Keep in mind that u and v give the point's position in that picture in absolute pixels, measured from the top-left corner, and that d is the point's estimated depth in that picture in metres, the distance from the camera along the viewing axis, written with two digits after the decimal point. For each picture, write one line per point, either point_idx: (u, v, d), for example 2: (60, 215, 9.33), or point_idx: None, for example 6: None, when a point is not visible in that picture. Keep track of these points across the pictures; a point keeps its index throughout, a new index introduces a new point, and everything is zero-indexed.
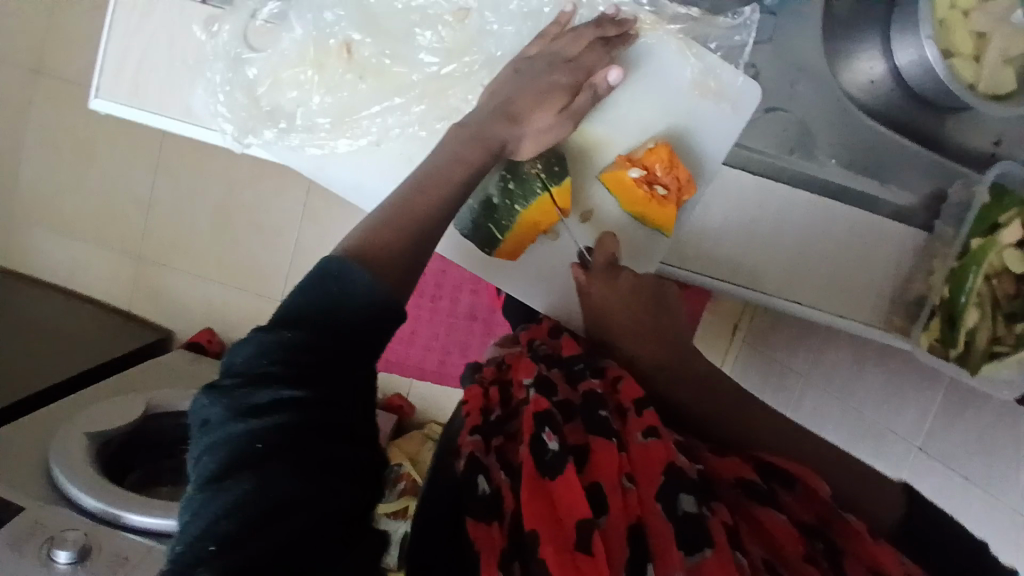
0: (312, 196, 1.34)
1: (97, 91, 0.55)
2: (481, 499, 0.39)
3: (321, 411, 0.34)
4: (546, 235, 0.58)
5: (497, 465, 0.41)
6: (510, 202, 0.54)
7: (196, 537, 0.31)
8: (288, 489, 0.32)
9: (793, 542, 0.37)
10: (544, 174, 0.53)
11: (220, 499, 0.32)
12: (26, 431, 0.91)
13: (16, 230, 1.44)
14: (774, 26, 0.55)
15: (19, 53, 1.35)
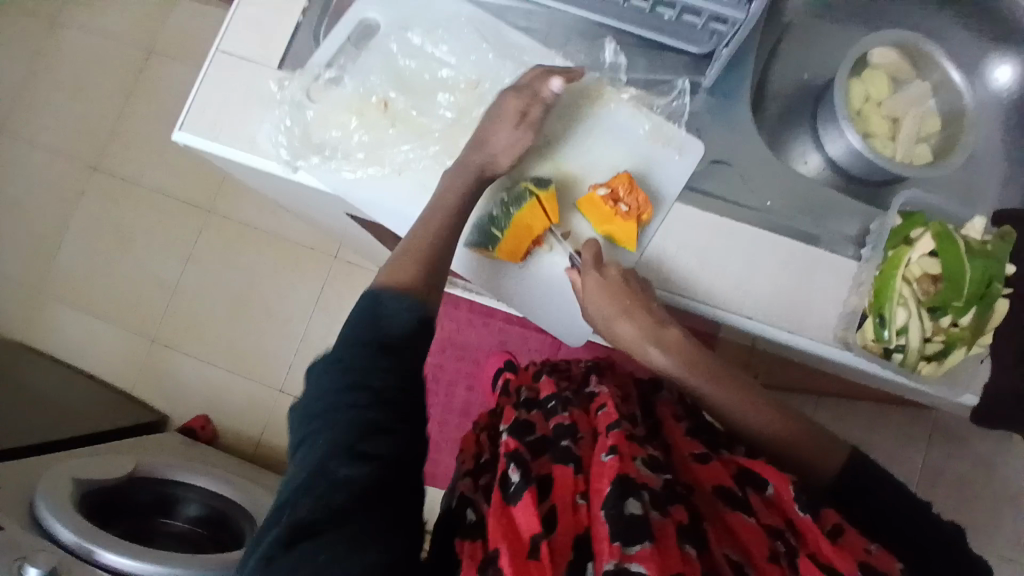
0: (327, 288, 1.48)
1: (182, 125, 0.68)
2: (469, 525, 0.52)
3: (380, 418, 0.47)
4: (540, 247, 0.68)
5: (481, 500, 0.54)
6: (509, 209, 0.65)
7: (288, 508, 0.44)
8: (356, 477, 0.44)
9: (755, 543, 0.50)
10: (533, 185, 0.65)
11: (308, 482, 0.44)
12: (15, 467, 0.89)
13: (41, 308, 1.55)
14: (712, 102, 0.69)
15: (82, 153, 1.58)
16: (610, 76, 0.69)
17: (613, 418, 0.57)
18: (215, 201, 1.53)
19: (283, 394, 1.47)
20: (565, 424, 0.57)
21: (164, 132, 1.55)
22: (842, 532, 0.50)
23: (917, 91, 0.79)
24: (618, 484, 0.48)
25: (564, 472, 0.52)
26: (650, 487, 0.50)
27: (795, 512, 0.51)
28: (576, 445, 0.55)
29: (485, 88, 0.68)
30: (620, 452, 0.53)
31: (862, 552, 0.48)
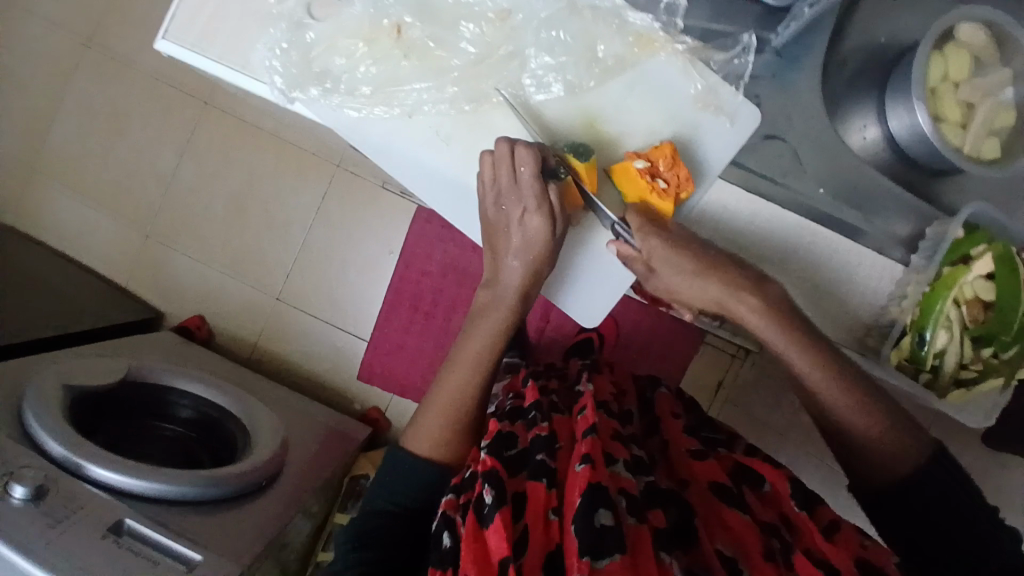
0: (331, 198, 1.42)
1: (164, 34, 0.59)
2: (445, 550, 0.52)
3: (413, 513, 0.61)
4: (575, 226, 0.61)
5: (460, 522, 0.54)
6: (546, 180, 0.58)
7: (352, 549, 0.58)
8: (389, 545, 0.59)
9: (749, 535, 0.49)
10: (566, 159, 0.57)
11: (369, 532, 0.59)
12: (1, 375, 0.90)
13: (33, 189, 1.50)
14: (778, 65, 0.61)
15: (70, 23, 1.44)
16: (665, 20, 0.58)
17: (589, 422, 0.55)
18: (213, 92, 1.42)
19: (280, 302, 1.46)
20: (543, 437, 0.57)
21: (156, 5, 1.40)
22: (839, 528, 0.50)
23: (1000, 76, 0.68)
24: (589, 493, 0.47)
25: (536, 488, 0.52)
26: (627, 493, 0.49)
27: (792, 508, 0.52)
28: (551, 458, 0.55)
29: (518, 22, 0.58)
30: (594, 460, 0.50)
31: (858, 550, 0.49)
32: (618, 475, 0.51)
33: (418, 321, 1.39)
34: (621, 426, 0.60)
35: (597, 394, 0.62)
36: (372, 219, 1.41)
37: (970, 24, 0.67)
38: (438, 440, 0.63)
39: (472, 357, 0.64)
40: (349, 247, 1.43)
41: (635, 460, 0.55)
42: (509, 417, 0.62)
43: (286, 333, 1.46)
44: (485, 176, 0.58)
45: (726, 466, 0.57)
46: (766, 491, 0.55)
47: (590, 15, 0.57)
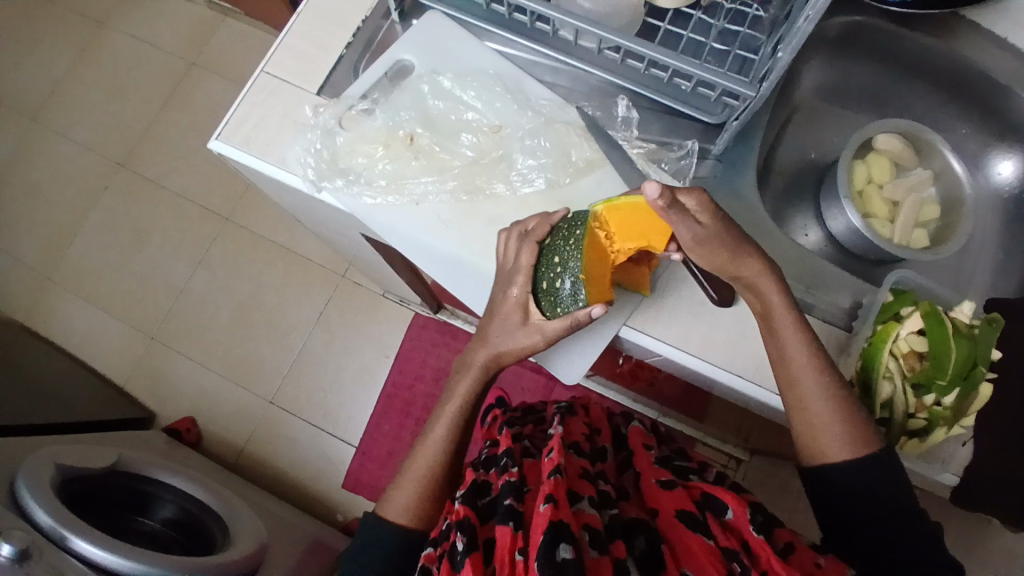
0: (332, 306, 1.52)
1: (218, 135, 0.72)
2: None
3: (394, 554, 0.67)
4: None
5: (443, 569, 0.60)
6: (561, 288, 0.63)
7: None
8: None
9: (706, 557, 0.57)
10: (561, 265, 0.62)
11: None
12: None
13: (46, 292, 1.58)
14: (719, 169, 0.74)
15: (111, 149, 1.64)
16: (622, 131, 0.73)
17: (554, 464, 0.62)
18: (234, 210, 1.58)
19: (273, 405, 1.49)
20: (512, 482, 0.62)
21: (195, 138, 1.62)
22: (794, 549, 0.60)
23: (918, 177, 0.83)
24: (550, 531, 0.53)
25: (504, 532, 0.56)
26: (589, 528, 0.56)
27: (751, 533, 0.60)
28: (518, 501, 0.59)
29: (506, 134, 0.73)
30: (556, 500, 0.56)
31: (810, 565, 0.58)
32: (582, 513, 0.58)
33: (411, 423, 1.43)
34: (587, 464, 0.69)
35: (568, 437, 0.73)
36: (369, 325, 1.50)
37: (888, 134, 0.81)
38: (410, 508, 0.67)
39: (448, 413, 0.70)
40: (345, 350, 1.50)
41: (598, 496, 0.63)
42: (484, 466, 0.69)
43: (274, 438, 1.47)
44: (502, 255, 0.67)
45: (694, 496, 0.64)
46: (727, 518, 0.62)
47: (564, 127, 0.72)
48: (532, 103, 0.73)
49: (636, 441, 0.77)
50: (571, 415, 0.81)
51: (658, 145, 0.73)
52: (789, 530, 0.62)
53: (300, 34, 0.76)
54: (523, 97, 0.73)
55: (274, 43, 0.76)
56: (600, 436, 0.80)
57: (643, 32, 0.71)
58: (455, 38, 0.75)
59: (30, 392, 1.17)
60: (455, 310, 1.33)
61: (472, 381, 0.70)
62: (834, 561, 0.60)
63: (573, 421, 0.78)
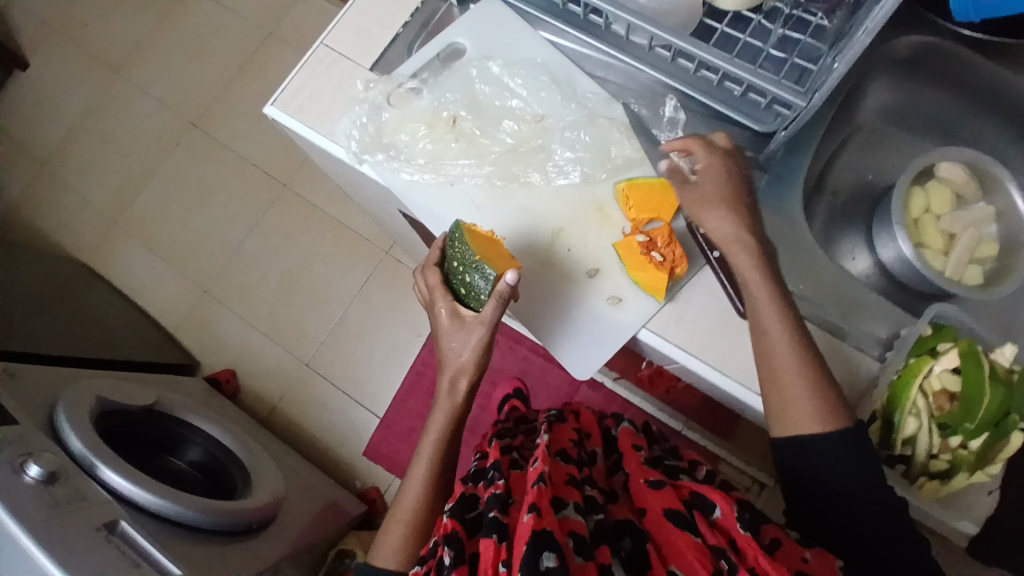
0: (373, 281, 1.57)
1: (274, 101, 0.76)
2: None
3: None
4: (610, 300, 0.68)
5: None
6: (472, 283, 0.66)
7: None
8: None
9: (693, 556, 0.58)
10: (459, 264, 0.67)
11: None
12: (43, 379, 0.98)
13: (113, 239, 1.67)
14: (766, 179, 0.71)
15: (186, 108, 1.72)
16: (667, 131, 0.71)
17: (539, 472, 0.63)
18: (293, 178, 1.65)
19: (308, 369, 1.55)
20: (498, 495, 0.63)
21: (265, 105, 1.69)
22: (779, 544, 0.60)
23: (982, 212, 0.78)
24: (532, 542, 0.54)
25: (487, 546, 0.58)
26: (574, 535, 0.58)
27: (739, 531, 0.60)
28: (502, 513, 0.61)
29: (548, 124, 0.73)
30: (539, 508, 0.58)
31: (797, 561, 0.58)
32: (567, 520, 0.60)
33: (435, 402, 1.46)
34: (575, 468, 0.71)
35: (555, 444, 0.74)
36: (406, 302, 1.54)
37: (951, 164, 0.77)
38: (403, 544, 0.70)
39: (431, 448, 0.73)
40: (380, 324, 1.54)
41: (585, 501, 0.65)
42: (473, 479, 0.72)
43: (305, 400, 1.53)
44: (426, 294, 0.74)
45: (682, 495, 0.66)
46: (716, 517, 0.63)
47: (607, 122, 0.71)
48: (577, 96, 0.73)
49: (626, 443, 0.80)
50: (561, 420, 0.85)
51: (705, 147, 0.70)
52: (777, 526, 0.62)
53: (362, 11, 0.78)
54: (569, 89, 0.73)
55: (335, 19, 0.79)
56: (590, 439, 0.84)
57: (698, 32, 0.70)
58: (509, 26, 0.76)
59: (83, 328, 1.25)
60: None
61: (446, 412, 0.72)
62: (821, 554, 0.59)
63: (561, 428, 0.80)
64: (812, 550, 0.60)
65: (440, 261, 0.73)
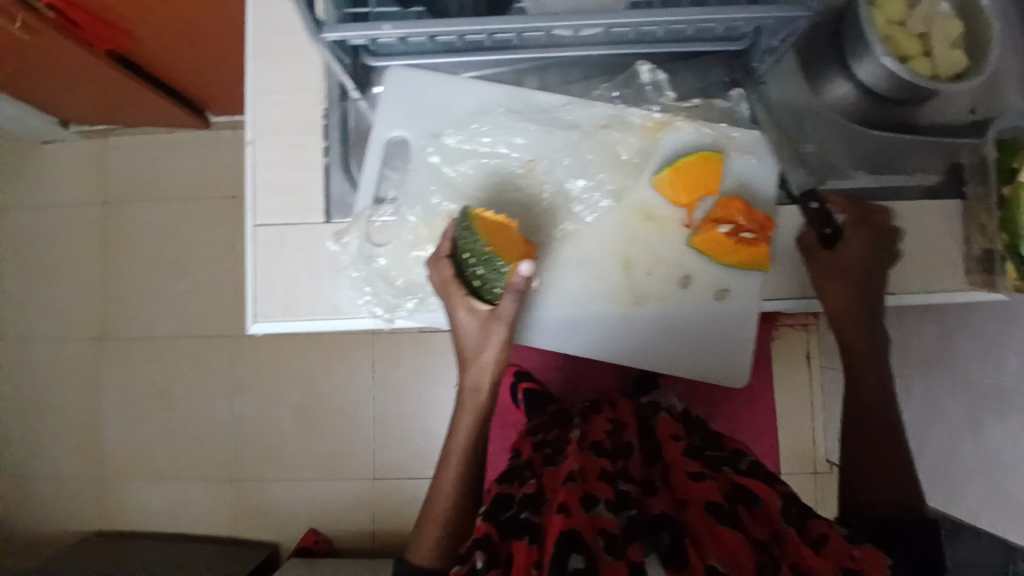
0: (381, 367, 1.47)
1: (254, 317, 0.64)
2: None
3: None
4: (717, 299, 0.63)
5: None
6: (488, 279, 0.58)
7: None
8: None
9: (745, 552, 0.51)
10: (473, 258, 0.57)
11: None
12: None
13: (108, 492, 1.51)
14: (766, 91, 0.67)
15: (83, 328, 1.53)
16: (658, 99, 0.65)
17: (572, 472, 0.59)
18: (237, 323, 1.50)
19: (379, 480, 1.46)
20: (530, 497, 0.61)
21: (157, 275, 1.52)
22: (827, 540, 0.54)
23: None
24: (562, 540, 0.49)
25: (520, 548, 0.54)
26: (606, 533, 0.51)
27: (782, 525, 0.55)
28: (537, 516, 0.57)
29: (540, 165, 0.64)
30: (569, 508, 0.53)
31: (846, 558, 0.52)
32: (598, 517, 0.53)
33: None
34: (613, 462, 0.64)
35: (587, 439, 0.68)
36: (425, 366, 1.46)
37: None
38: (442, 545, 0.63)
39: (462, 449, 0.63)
40: (416, 400, 1.46)
41: (621, 496, 0.58)
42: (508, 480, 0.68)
43: (397, 509, 1.45)
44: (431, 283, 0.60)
45: (724, 486, 0.60)
46: (761, 509, 0.58)
47: (605, 125, 0.63)
48: (552, 118, 0.64)
49: (665, 432, 0.72)
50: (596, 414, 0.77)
51: (704, 95, 0.65)
52: (824, 519, 0.56)
53: (268, 165, 0.65)
54: (540, 117, 0.64)
55: (247, 187, 0.65)
56: (626, 429, 0.73)
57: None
58: (432, 88, 0.65)
59: None
60: None
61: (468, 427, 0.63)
62: (870, 553, 0.53)
63: (594, 421, 0.74)
64: (861, 548, 0.54)
65: (452, 248, 0.59)
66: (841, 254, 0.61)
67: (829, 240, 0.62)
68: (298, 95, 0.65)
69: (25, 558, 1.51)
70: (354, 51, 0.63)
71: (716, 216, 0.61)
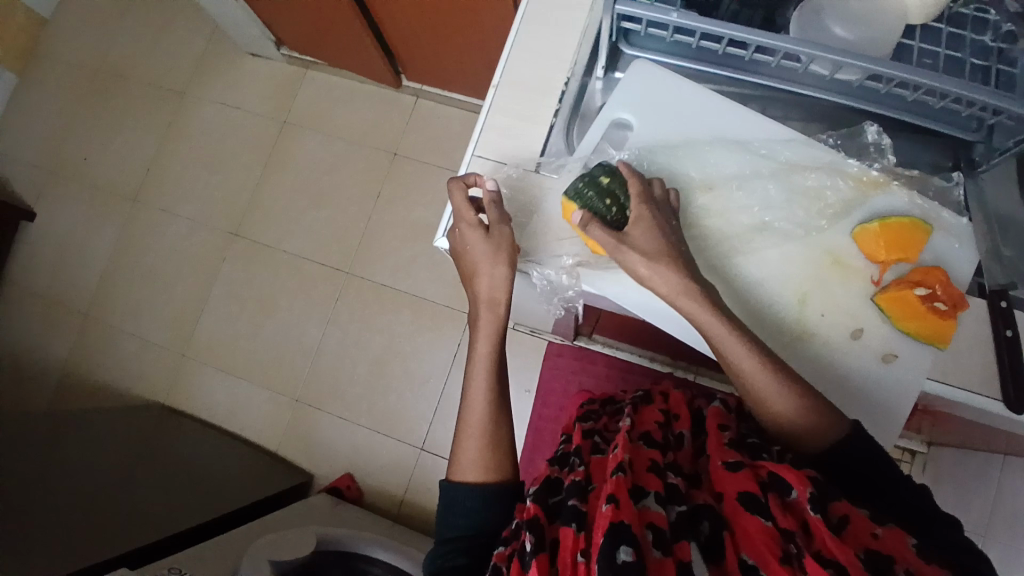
0: (465, 346, 1.50)
1: (444, 234, 0.71)
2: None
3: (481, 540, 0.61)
4: (883, 360, 0.64)
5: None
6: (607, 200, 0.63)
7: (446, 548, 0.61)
8: (468, 550, 0.60)
9: (772, 553, 0.49)
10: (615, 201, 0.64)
11: (448, 555, 0.60)
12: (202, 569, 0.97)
13: (185, 370, 1.61)
14: (976, 188, 0.69)
15: (222, 220, 1.67)
16: (878, 158, 0.68)
17: (618, 461, 0.58)
18: (354, 263, 1.59)
19: (424, 452, 1.47)
20: (577, 483, 0.58)
21: (302, 198, 1.64)
22: (848, 522, 0.51)
23: None
24: (610, 534, 0.49)
25: (567, 533, 0.53)
26: (654, 527, 0.51)
27: (809, 512, 0.51)
28: (582, 501, 0.56)
29: (743, 186, 0.68)
30: (618, 500, 0.52)
31: (866, 538, 0.50)
32: (646, 511, 0.53)
33: (545, 424, 1.38)
34: (661, 456, 0.63)
35: (638, 428, 0.67)
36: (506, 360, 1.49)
37: None
38: (480, 465, 0.63)
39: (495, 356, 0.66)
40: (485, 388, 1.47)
41: (668, 491, 0.57)
42: (557, 463, 0.66)
43: (430, 486, 1.45)
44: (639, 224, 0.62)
45: (759, 474, 0.56)
46: (792, 499, 0.54)
47: (824, 167, 0.67)
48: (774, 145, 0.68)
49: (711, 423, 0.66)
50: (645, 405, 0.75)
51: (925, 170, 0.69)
52: (846, 501, 0.53)
53: (501, 111, 0.73)
54: (756, 148, 0.68)
55: (476, 126, 0.73)
56: (678, 421, 0.71)
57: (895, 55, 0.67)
58: (671, 85, 0.70)
59: (197, 499, 1.22)
60: (604, 336, 1.28)
61: (490, 339, 0.66)
62: (893, 531, 0.51)
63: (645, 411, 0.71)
64: (883, 527, 0.52)
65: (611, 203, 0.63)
66: (1021, 359, 0.62)
67: (1011, 343, 0.63)
68: (548, 59, 0.74)
69: (94, 400, 1.62)
70: (618, 34, 0.70)
71: (914, 279, 0.64)
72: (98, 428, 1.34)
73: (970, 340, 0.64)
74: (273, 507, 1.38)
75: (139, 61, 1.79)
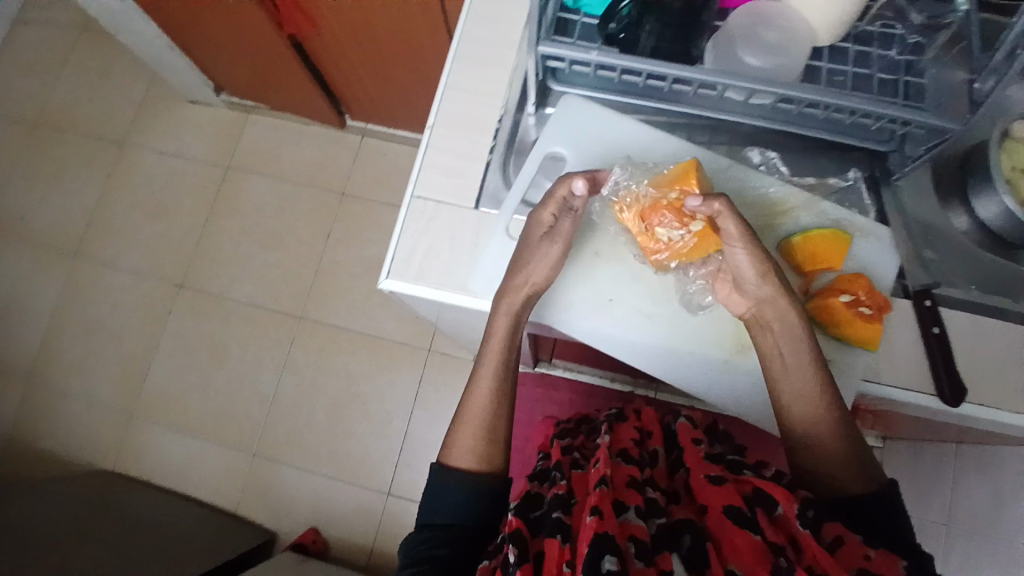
0: (427, 382, 1.48)
1: (388, 273, 0.70)
2: None
3: (462, 534, 0.61)
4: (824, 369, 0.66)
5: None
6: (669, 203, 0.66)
7: (427, 539, 0.61)
8: (450, 544, 0.60)
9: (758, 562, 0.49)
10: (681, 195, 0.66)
11: (428, 547, 0.60)
12: None
13: (134, 430, 1.53)
14: (895, 197, 0.73)
15: (167, 272, 1.62)
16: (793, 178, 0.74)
17: (600, 474, 0.57)
18: (307, 307, 1.56)
19: (391, 496, 1.43)
20: (560, 495, 0.58)
21: (249, 244, 1.61)
22: (842, 542, 0.51)
23: None
24: (595, 543, 0.48)
25: (551, 544, 0.52)
26: (636, 540, 0.51)
27: (798, 529, 0.52)
28: (568, 515, 0.55)
29: None
30: (602, 511, 0.52)
31: (859, 559, 0.49)
32: (628, 524, 0.53)
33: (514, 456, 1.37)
34: (640, 471, 0.63)
35: (616, 444, 0.66)
36: None
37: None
38: (475, 453, 0.64)
39: (500, 343, 0.66)
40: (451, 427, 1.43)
41: (648, 506, 0.56)
42: (537, 479, 0.65)
43: (398, 530, 1.41)
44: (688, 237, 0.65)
45: (743, 491, 0.57)
46: (778, 514, 0.54)
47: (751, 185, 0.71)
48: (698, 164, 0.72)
49: (686, 437, 0.68)
50: (621, 421, 0.75)
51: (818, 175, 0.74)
52: (839, 523, 0.53)
53: (440, 149, 0.74)
54: None
55: (415, 165, 0.74)
56: (651, 438, 0.71)
57: (806, 77, 0.72)
58: (600, 119, 0.73)
59: (153, 563, 1.15)
60: (563, 360, 1.29)
61: (506, 329, 0.65)
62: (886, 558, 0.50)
63: (621, 427, 0.71)
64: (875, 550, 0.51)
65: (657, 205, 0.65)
66: (950, 354, 0.65)
67: (940, 339, 0.66)
68: (484, 97, 0.76)
69: (34, 471, 1.52)
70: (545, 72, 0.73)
71: (840, 286, 0.67)
72: (40, 496, 1.26)
73: (904, 338, 0.68)
74: (236, 567, 1.31)
75: (73, 114, 1.75)
